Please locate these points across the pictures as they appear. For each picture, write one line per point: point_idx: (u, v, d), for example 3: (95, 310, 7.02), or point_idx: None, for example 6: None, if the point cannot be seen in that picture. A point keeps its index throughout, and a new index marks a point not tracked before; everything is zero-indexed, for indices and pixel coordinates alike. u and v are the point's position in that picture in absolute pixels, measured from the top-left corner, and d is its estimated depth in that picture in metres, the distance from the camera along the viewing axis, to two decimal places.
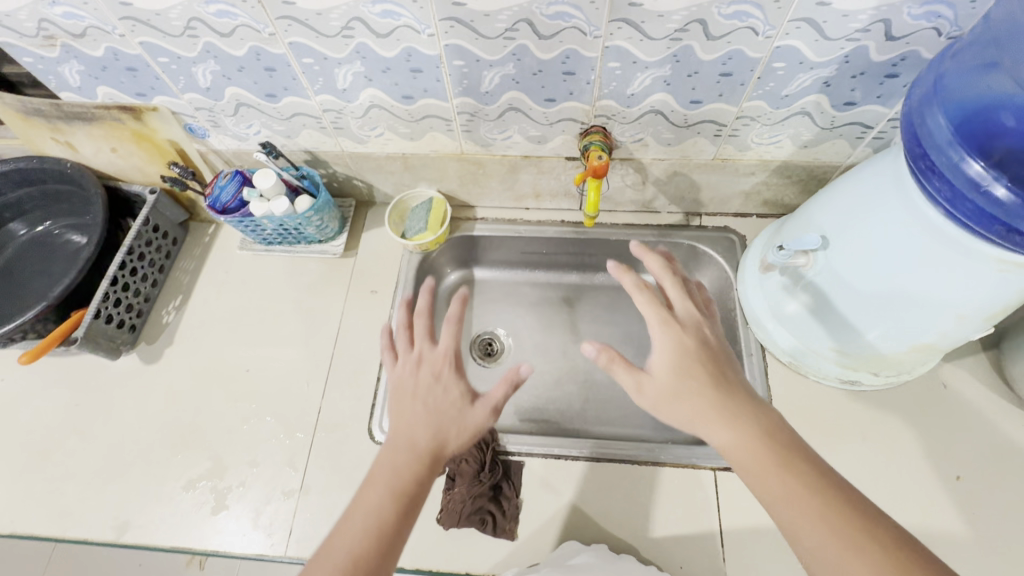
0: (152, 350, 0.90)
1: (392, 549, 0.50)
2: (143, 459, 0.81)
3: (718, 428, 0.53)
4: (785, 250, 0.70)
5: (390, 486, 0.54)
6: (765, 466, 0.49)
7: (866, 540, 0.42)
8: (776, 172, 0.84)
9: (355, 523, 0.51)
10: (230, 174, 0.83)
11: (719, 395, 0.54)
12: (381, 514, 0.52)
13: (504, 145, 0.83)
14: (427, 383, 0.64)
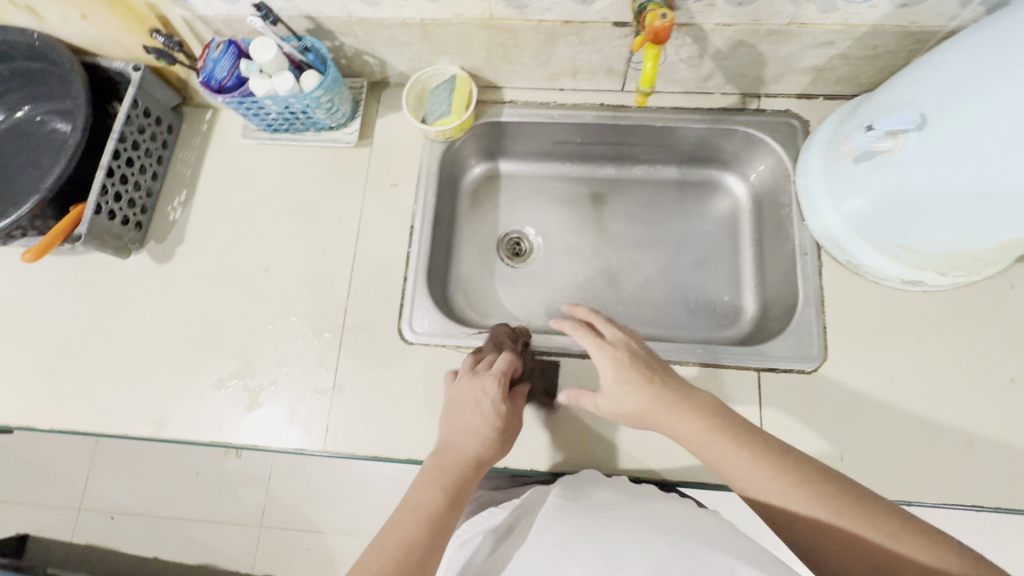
0: (162, 248, 0.84)
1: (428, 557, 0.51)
2: (170, 359, 0.80)
3: (674, 422, 0.58)
4: (872, 131, 0.60)
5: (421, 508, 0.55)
6: (721, 449, 0.55)
7: (809, 489, 0.50)
8: (859, 40, 0.72)
9: (388, 543, 0.51)
10: (222, 43, 0.71)
11: (668, 392, 0.60)
12: (413, 531, 0.52)
13: (542, 7, 0.70)
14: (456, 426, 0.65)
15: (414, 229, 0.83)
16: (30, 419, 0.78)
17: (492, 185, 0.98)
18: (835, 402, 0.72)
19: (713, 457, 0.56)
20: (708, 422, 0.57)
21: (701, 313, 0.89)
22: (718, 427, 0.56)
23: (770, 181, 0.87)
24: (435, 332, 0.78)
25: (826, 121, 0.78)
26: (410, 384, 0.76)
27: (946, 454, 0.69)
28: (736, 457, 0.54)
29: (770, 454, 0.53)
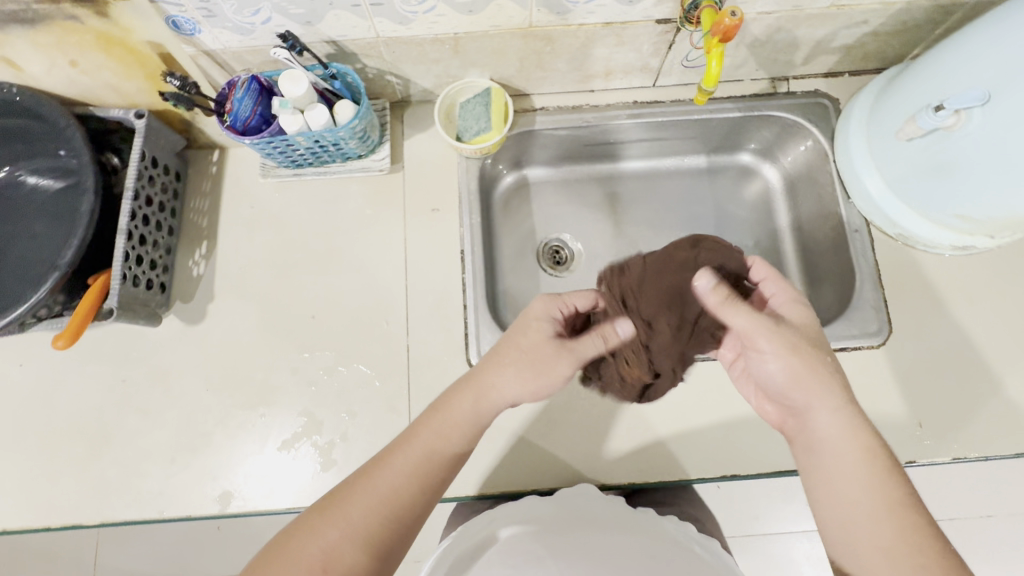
0: (190, 308, 0.77)
1: (411, 508, 0.55)
2: (223, 428, 0.73)
3: (824, 412, 0.56)
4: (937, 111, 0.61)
5: (418, 459, 0.57)
6: (853, 454, 0.54)
7: (895, 530, 0.51)
8: (893, 17, 0.73)
9: (378, 482, 0.55)
10: (243, 81, 0.65)
11: (829, 393, 0.56)
12: (406, 480, 0.55)
13: (585, 11, 0.67)
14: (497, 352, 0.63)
15: (464, 254, 0.79)
16: (75, 516, 0.71)
17: (523, 194, 0.95)
18: (904, 372, 0.75)
19: (836, 452, 0.55)
20: (858, 437, 0.55)
21: None
22: (873, 448, 0.54)
23: (806, 162, 0.88)
24: None
25: (859, 98, 0.80)
26: None
27: (1010, 406, 0.73)
28: (856, 468, 0.54)
29: (892, 488, 0.53)
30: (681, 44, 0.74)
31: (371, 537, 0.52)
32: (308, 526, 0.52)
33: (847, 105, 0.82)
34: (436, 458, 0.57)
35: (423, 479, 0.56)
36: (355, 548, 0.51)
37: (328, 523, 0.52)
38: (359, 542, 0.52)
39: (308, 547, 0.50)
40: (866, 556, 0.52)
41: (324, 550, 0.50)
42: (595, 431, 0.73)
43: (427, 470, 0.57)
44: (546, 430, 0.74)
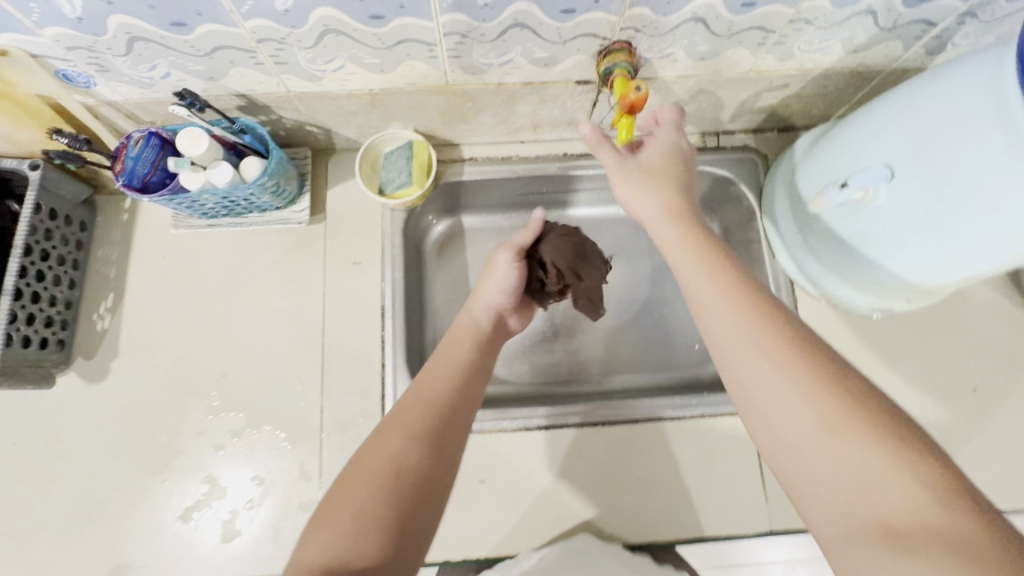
0: (92, 365, 0.73)
1: (458, 407, 0.55)
2: (121, 496, 0.69)
3: (699, 276, 0.51)
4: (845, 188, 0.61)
5: (445, 365, 0.59)
6: (746, 352, 0.45)
7: (818, 421, 0.40)
8: (812, 82, 0.73)
9: (415, 395, 0.55)
10: (139, 137, 0.61)
11: (703, 263, 0.52)
12: (443, 381, 0.57)
13: (501, 72, 0.66)
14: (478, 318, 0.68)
15: (385, 309, 0.77)
16: None
17: (456, 240, 0.93)
18: None
19: (741, 390, 0.46)
20: (729, 303, 0.48)
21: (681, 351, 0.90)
22: (749, 307, 0.47)
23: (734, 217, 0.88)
24: None
25: (784, 158, 0.81)
26: None
27: None
28: (756, 369, 0.44)
29: (794, 357, 0.44)
30: (604, 102, 0.73)
31: (425, 433, 0.51)
32: (369, 448, 0.50)
33: (773, 163, 0.83)
34: (477, 359, 0.62)
35: (457, 382, 0.57)
36: (412, 445, 0.50)
37: (342, 514, 0.45)
38: (419, 438, 0.50)
39: (374, 458, 0.48)
40: (838, 497, 0.39)
41: (394, 455, 0.48)
42: (511, 492, 0.72)
43: (464, 368, 0.59)
44: (461, 495, 0.72)
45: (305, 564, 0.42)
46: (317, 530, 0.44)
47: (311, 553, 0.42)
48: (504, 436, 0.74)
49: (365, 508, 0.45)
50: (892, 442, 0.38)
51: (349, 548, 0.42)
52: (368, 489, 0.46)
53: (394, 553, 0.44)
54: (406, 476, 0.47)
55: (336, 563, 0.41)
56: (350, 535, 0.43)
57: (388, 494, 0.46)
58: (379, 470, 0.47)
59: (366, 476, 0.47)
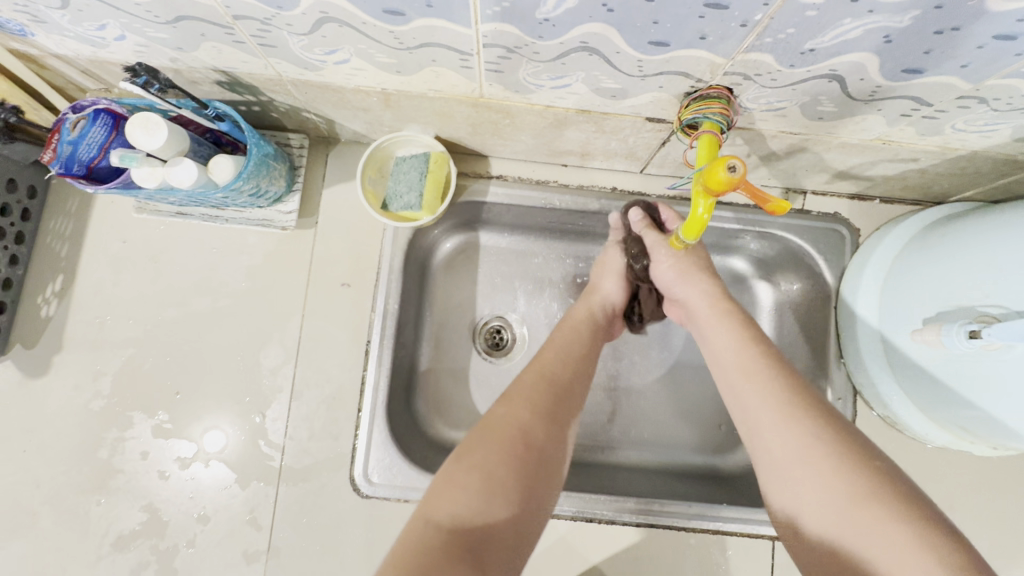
0: (32, 356, 0.64)
1: (574, 390, 0.52)
2: (50, 510, 0.62)
3: (721, 346, 0.53)
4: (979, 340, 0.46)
5: (560, 348, 0.55)
6: (768, 427, 0.46)
7: (841, 487, 0.40)
8: (949, 162, 0.56)
9: (533, 374, 0.51)
10: (82, 117, 0.49)
11: (728, 323, 0.54)
12: (563, 367, 0.53)
13: (553, 95, 0.50)
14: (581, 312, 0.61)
15: (371, 344, 0.66)
16: None
17: (469, 260, 0.77)
18: None
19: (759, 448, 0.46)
20: (761, 371, 0.49)
21: (706, 433, 0.75)
22: (767, 368, 0.49)
23: (804, 296, 0.71)
24: (396, 482, 0.63)
25: (887, 239, 0.65)
26: (363, 548, 0.62)
27: None
28: (766, 428, 0.46)
29: (825, 429, 0.43)
30: (677, 144, 0.58)
31: (541, 407, 0.48)
32: (492, 418, 0.46)
33: (869, 241, 0.67)
34: (583, 340, 0.57)
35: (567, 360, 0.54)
36: (533, 420, 0.46)
37: (455, 481, 0.41)
38: (541, 416, 0.47)
39: (503, 427, 0.45)
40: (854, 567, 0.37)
41: (523, 430, 0.45)
42: None
43: (577, 352, 0.56)
44: None
45: (443, 511, 0.39)
46: (443, 490, 0.41)
47: (444, 505, 0.40)
48: None
49: (497, 472, 0.42)
50: (919, 517, 0.37)
51: (484, 510, 0.40)
52: (502, 456, 0.43)
53: (522, 513, 0.42)
54: (535, 452, 0.45)
55: (466, 520, 0.39)
56: (481, 496, 0.40)
57: (512, 465, 0.43)
58: (510, 437, 0.44)
59: (497, 444, 0.44)
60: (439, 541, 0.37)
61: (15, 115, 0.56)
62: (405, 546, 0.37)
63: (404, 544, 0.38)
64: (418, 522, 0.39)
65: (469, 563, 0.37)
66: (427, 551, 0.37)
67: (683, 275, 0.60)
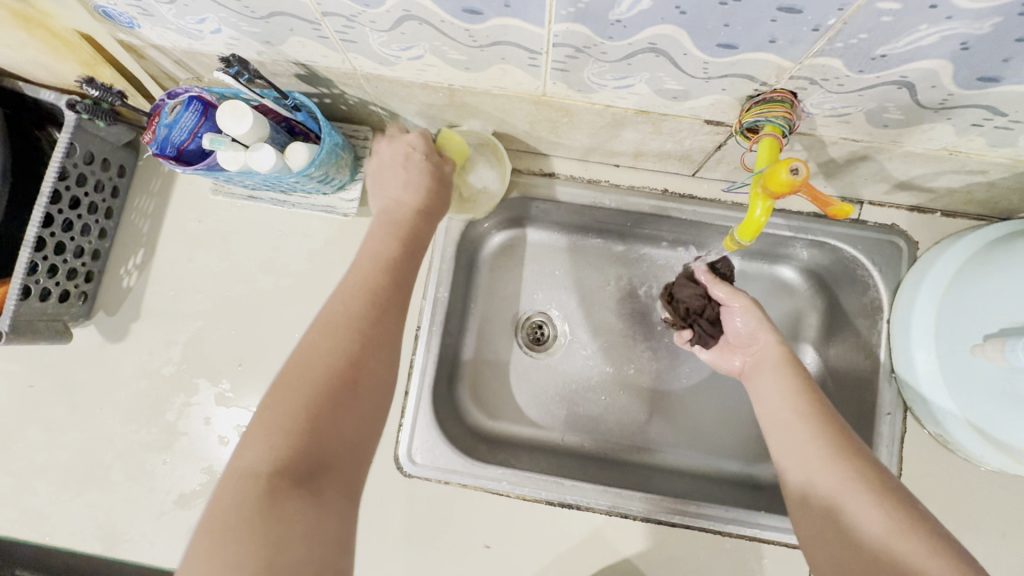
0: (113, 323, 0.69)
1: (384, 325, 0.45)
2: (121, 466, 0.67)
3: (776, 395, 0.56)
4: None
5: (377, 258, 0.50)
6: (795, 435, 0.51)
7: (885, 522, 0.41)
8: (1020, 175, 0.55)
9: (347, 292, 0.46)
10: (178, 103, 0.54)
11: (786, 376, 0.57)
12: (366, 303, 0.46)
13: (614, 95, 0.52)
14: (399, 195, 0.56)
15: (420, 330, 0.68)
16: None
17: (515, 256, 0.80)
18: None
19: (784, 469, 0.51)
20: (801, 413, 0.53)
21: (745, 440, 0.75)
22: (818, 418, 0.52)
23: (859, 306, 0.70)
24: (439, 463, 0.65)
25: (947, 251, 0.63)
26: (403, 524, 0.65)
27: None
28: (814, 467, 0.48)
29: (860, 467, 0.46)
30: (733, 148, 0.58)
31: (340, 357, 0.41)
32: (304, 348, 0.41)
33: (928, 253, 0.65)
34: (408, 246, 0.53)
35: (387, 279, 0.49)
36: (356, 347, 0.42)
37: (275, 424, 0.37)
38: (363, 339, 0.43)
39: (315, 357, 0.41)
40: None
41: (338, 356, 0.41)
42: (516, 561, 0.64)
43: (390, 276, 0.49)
44: (459, 557, 0.64)
45: (256, 460, 0.36)
46: (254, 446, 0.37)
47: (257, 451, 0.36)
48: (521, 503, 0.66)
49: (307, 407, 0.38)
50: (925, 528, 0.40)
51: (287, 465, 0.36)
52: (307, 390, 0.39)
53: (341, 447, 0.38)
54: (346, 380, 0.40)
55: (280, 463, 0.36)
56: (299, 434, 0.37)
57: (313, 420, 0.38)
58: (322, 366, 0.40)
59: (304, 375, 0.40)
60: (261, 490, 0.34)
61: (119, 99, 0.60)
62: (223, 503, 0.34)
63: (224, 501, 0.34)
64: (248, 474, 0.35)
65: (309, 497, 0.35)
66: (233, 506, 0.34)
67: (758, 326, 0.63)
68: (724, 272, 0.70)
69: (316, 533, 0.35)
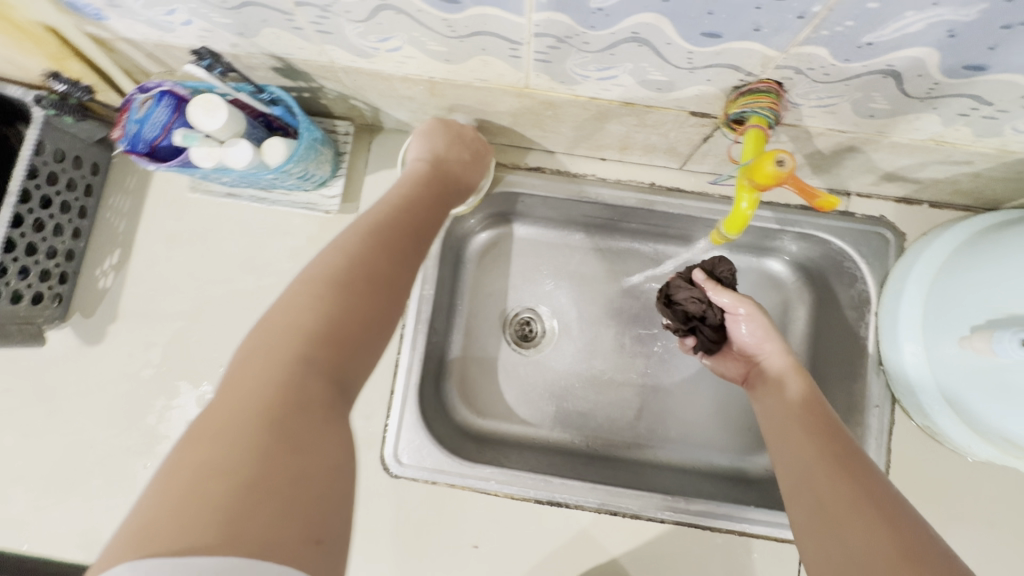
0: (90, 325, 0.68)
1: (403, 260, 0.46)
2: (101, 471, 0.65)
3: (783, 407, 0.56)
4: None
5: (395, 204, 0.53)
6: (796, 440, 0.51)
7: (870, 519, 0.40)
8: (1006, 165, 0.54)
9: (360, 229, 0.46)
10: (149, 98, 0.52)
11: (798, 388, 0.57)
12: (393, 237, 0.47)
13: (598, 87, 0.51)
14: (446, 154, 0.60)
15: (405, 328, 0.67)
16: None
17: (502, 251, 0.79)
18: None
19: (787, 475, 0.50)
20: (806, 424, 0.52)
21: (735, 434, 0.75)
22: (820, 427, 0.51)
23: (846, 298, 0.70)
24: (426, 463, 0.64)
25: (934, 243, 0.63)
26: (391, 525, 0.64)
27: None
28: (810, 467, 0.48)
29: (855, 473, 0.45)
30: (719, 140, 0.57)
31: (357, 272, 0.41)
32: (321, 265, 0.41)
33: (914, 246, 0.65)
34: (427, 202, 0.56)
35: (408, 218, 0.51)
36: (370, 259, 0.43)
37: (293, 330, 0.36)
38: (377, 253, 0.44)
39: (323, 269, 0.41)
40: None
41: (354, 266, 0.41)
42: (505, 561, 0.64)
43: (410, 220, 0.51)
44: (449, 558, 0.63)
45: (279, 369, 0.33)
46: (263, 351, 0.34)
47: (274, 358, 0.34)
48: (510, 501, 0.65)
49: (331, 316, 0.37)
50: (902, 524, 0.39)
51: (315, 364, 0.35)
52: (328, 302, 0.38)
53: (354, 355, 0.37)
54: (364, 295, 0.40)
55: (300, 366, 0.34)
56: (320, 342, 0.36)
57: (333, 329, 0.37)
58: (335, 273, 0.40)
59: (317, 284, 0.39)
60: (280, 394, 0.32)
61: (87, 94, 0.58)
62: (230, 406, 0.31)
63: (238, 387, 0.33)
64: (267, 362, 0.34)
65: (333, 409, 0.34)
66: (249, 393, 0.32)
67: (766, 334, 0.63)
68: (725, 277, 0.66)
69: (334, 442, 0.33)
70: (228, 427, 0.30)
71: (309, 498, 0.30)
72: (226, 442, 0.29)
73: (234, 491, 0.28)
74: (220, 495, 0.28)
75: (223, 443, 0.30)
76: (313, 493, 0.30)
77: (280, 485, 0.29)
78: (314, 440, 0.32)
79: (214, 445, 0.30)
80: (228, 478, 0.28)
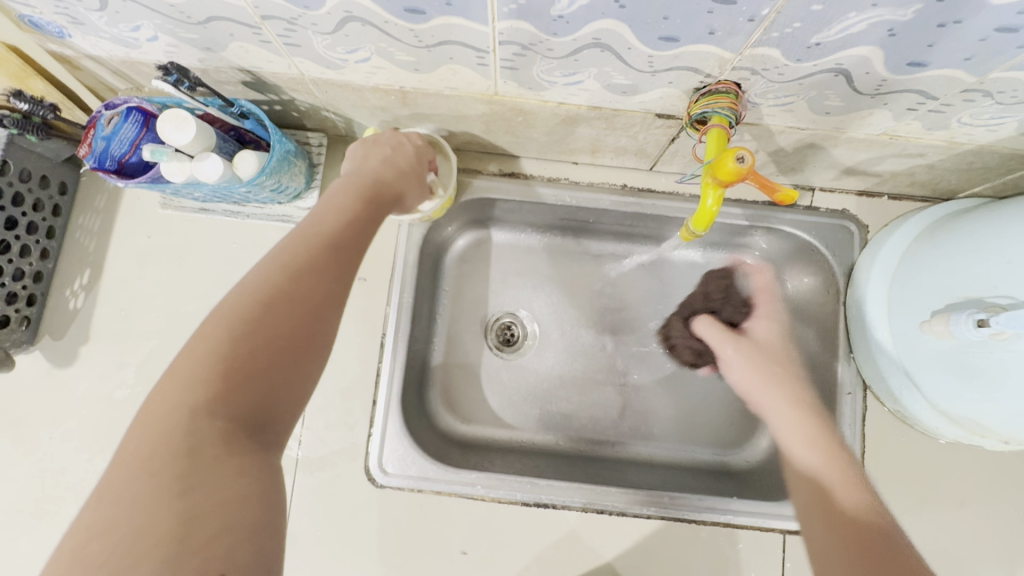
0: (60, 348, 0.66)
1: (323, 278, 0.41)
2: (74, 498, 0.63)
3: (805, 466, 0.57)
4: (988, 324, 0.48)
5: (324, 217, 0.46)
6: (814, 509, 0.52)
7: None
8: (956, 157, 0.57)
9: (279, 249, 0.42)
10: (115, 114, 0.51)
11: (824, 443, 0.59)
12: (310, 255, 0.42)
13: (566, 92, 0.52)
14: (370, 162, 0.55)
15: (385, 337, 0.67)
16: None
17: (481, 257, 0.79)
18: None
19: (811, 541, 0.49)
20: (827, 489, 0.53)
21: (716, 428, 0.76)
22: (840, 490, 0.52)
23: (815, 291, 0.72)
24: (410, 472, 0.64)
25: (895, 234, 0.65)
26: (377, 536, 0.64)
27: None
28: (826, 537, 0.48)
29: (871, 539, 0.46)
30: (686, 140, 0.59)
31: (265, 301, 0.38)
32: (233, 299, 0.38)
33: (877, 237, 0.67)
34: (360, 215, 0.49)
35: (334, 234, 0.45)
36: (286, 285, 0.40)
37: (193, 376, 0.35)
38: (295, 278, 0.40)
39: (236, 299, 0.38)
40: None
41: (267, 296, 0.39)
42: (493, 566, 0.64)
43: (339, 237, 0.45)
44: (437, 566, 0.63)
45: (179, 417, 0.34)
46: (165, 393, 0.35)
47: (174, 400, 0.34)
48: (497, 506, 0.65)
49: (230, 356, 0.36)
50: None
51: (209, 408, 0.34)
52: (231, 341, 0.36)
53: (263, 399, 0.37)
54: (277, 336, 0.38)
55: (197, 414, 0.34)
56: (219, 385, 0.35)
57: (235, 368, 0.36)
58: (248, 305, 0.38)
59: (225, 318, 0.37)
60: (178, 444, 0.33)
61: (53, 112, 0.57)
62: (141, 445, 0.33)
63: (134, 438, 0.33)
64: (161, 411, 0.34)
65: (237, 454, 0.34)
66: (144, 444, 0.33)
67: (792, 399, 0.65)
68: None
69: (243, 485, 0.34)
70: (126, 478, 0.32)
71: (209, 537, 0.31)
72: (124, 493, 0.31)
73: (131, 540, 0.30)
74: (115, 546, 0.30)
75: (126, 493, 0.31)
76: (213, 533, 0.31)
77: (175, 532, 0.30)
78: (211, 483, 0.33)
79: (118, 503, 0.31)
80: (119, 530, 0.30)
